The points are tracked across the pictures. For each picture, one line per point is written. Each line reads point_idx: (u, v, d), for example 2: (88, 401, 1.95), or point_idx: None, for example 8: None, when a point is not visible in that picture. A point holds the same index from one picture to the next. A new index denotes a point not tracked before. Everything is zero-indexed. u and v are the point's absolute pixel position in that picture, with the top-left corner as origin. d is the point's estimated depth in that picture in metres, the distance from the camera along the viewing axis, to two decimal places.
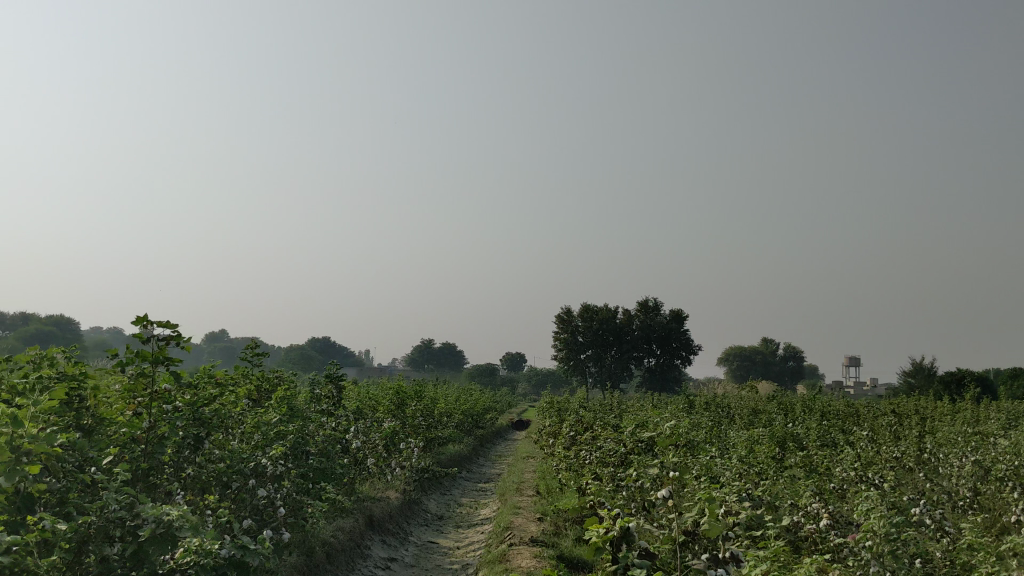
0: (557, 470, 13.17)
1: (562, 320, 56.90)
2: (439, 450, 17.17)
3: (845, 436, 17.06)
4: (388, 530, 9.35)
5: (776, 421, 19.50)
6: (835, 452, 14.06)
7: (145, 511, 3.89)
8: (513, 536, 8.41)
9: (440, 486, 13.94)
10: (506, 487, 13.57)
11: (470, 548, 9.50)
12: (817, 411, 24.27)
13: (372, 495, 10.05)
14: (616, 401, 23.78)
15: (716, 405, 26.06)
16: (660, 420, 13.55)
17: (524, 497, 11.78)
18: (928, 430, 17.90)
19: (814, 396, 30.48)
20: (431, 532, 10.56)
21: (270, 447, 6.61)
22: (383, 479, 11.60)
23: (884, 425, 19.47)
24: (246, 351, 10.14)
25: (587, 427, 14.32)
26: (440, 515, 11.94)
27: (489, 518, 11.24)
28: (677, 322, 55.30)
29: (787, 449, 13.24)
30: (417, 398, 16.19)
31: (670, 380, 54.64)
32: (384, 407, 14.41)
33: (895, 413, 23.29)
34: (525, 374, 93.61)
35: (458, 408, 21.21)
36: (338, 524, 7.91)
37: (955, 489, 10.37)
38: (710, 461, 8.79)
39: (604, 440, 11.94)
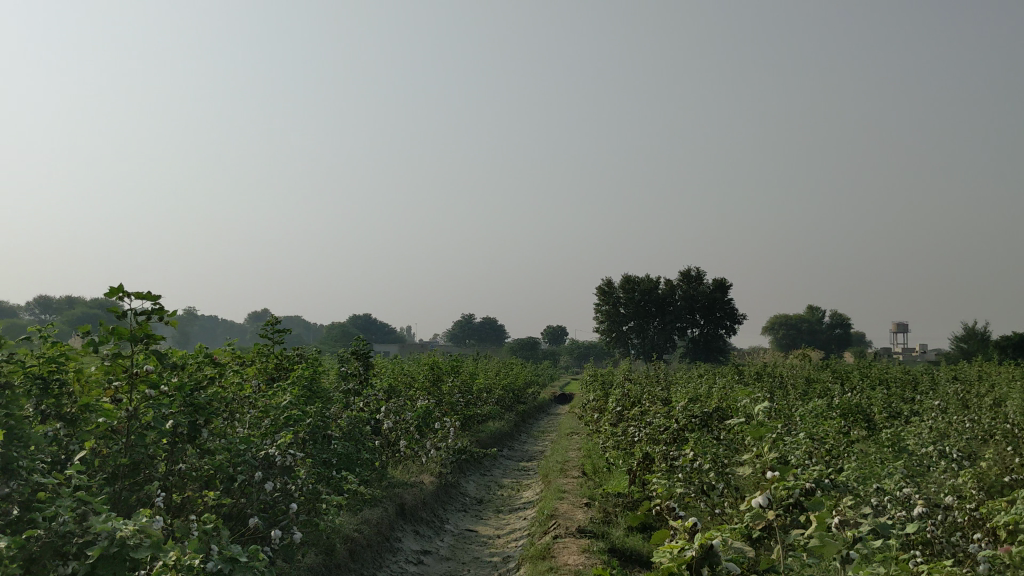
0: (603, 449, 12.35)
1: (603, 292, 55.90)
2: (480, 429, 16.43)
3: (910, 406, 16.05)
4: (421, 519, 8.59)
5: (834, 392, 18.50)
6: (902, 425, 13.07)
7: (92, 526, 3.07)
8: (558, 525, 7.56)
9: (480, 466, 13.19)
10: (550, 467, 12.78)
11: (511, 536, 8.71)
12: (875, 379, 23.16)
13: (405, 481, 9.29)
14: (663, 372, 22.88)
15: (768, 375, 25.12)
16: (713, 394, 12.66)
17: (569, 478, 10.96)
18: (999, 397, 16.81)
19: (868, 364, 29.32)
20: (469, 518, 9.77)
21: (279, 433, 5.84)
22: (418, 462, 10.86)
23: (950, 392, 18.38)
24: (267, 327, 9.51)
25: (635, 402, 13.47)
26: (479, 498, 11.18)
27: (532, 502, 10.45)
28: (721, 290, 54.04)
29: (852, 422, 12.30)
30: (454, 374, 15.43)
31: (716, 350, 53.48)
32: (420, 384, 13.68)
33: (957, 380, 22.11)
34: (567, 347, 92.79)
35: (498, 384, 20.46)
36: (363, 515, 7.15)
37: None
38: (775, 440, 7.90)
39: (654, 416, 11.08)
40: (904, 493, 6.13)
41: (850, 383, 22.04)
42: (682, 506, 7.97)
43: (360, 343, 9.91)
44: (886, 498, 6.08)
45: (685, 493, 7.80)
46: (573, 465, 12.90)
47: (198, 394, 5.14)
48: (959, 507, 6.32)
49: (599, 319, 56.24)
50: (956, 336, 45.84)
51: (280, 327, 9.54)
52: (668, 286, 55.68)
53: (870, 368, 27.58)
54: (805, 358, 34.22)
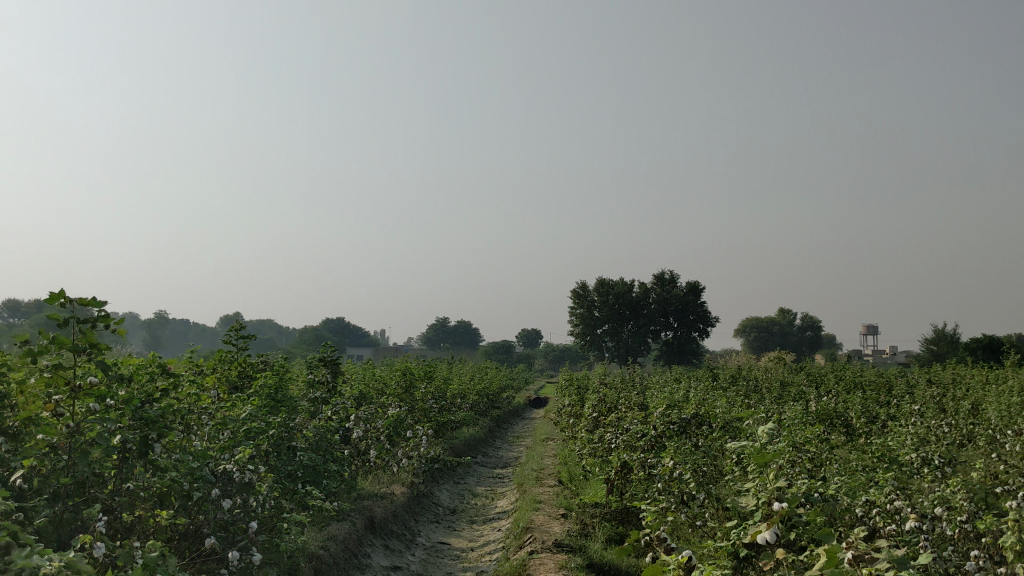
0: (579, 456, 12.08)
1: (576, 295, 55.72)
2: (453, 435, 16.12)
3: (887, 410, 15.94)
4: (391, 532, 8.25)
5: (810, 396, 18.38)
6: (880, 430, 12.93)
7: (13, 559, 2.72)
8: (534, 539, 7.25)
9: (453, 474, 12.87)
10: (524, 474, 12.49)
11: (484, 549, 8.40)
12: (849, 382, 23.10)
13: (374, 492, 8.95)
14: (638, 376, 22.69)
15: (743, 378, 25.05)
16: (690, 399, 12.44)
17: (545, 487, 10.68)
18: (974, 401, 16.76)
19: (841, 368, 29.33)
20: (442, 530, 9.47)
21: (236, 447, 5.52)
22: (389, 472, 10.52)
23: (924, 395, 18.31)
24: (230, 333, 9.17)
25: (611, 408, 13.23)
26: (452, 509, 10.86)
27: (506, 512, 10.14)
28: (695, 294, 54.05)
29: (830, 428, 12.13)
30: (426, 379, 15.13)
31: (689, 353, 53.49)
32: (391, 391, 13.35)
33: (930, 383, 22.10)
34: (541, 351, 92.62)
35: (472, 389, 20.16)
36: (329, 532, 6.81)
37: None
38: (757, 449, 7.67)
39: (631, 423, 10.83)
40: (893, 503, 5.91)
41: (825, 387, 21.98)
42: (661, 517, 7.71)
43: (329, 350, 9.56)
44: (874, 512, 5.86)
45: (665, 504, 7.55)
46: (548, 473, 12.62)
47: (147, 409, 4.80)
48: (948, 518, 6.11)
49: (574, 322, 56.08)
50: (926, 339, 46.14)
51: (245, 333, 9.21)
52: (641, 290, 55.62)
53: (843, 371, 27.57)
54: (778, 361, 34.23)
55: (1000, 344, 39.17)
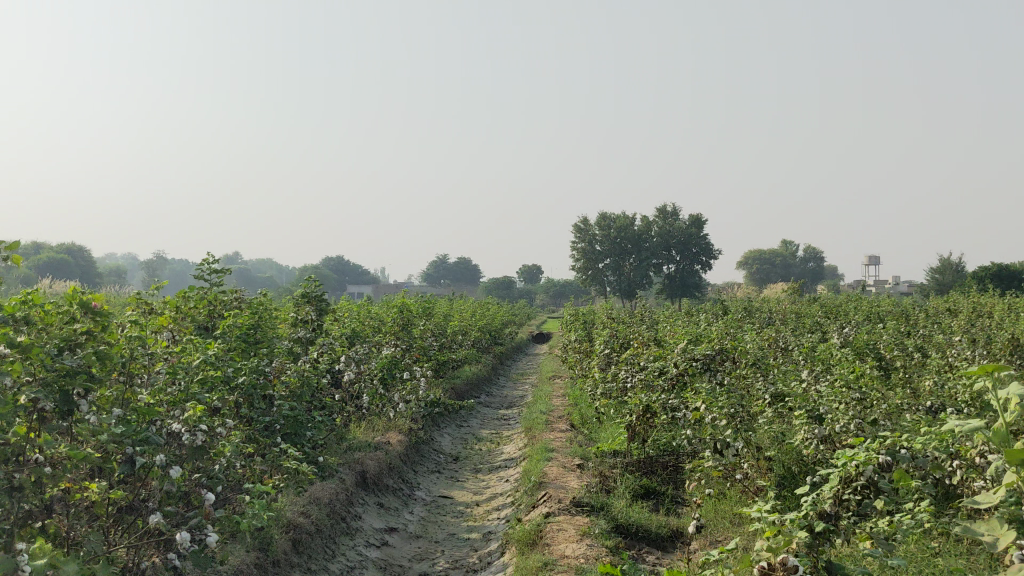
0: (592, 397, 11.14)
1: (578, 229, 54.53)
2: (455, 375, 15.20)
3: (914, 340, 15.03)
4: (385, 487, 7.32)
5: (830, 328, 17.46)
6: (913, 364, 11.98)
7: None
8: (549, 497, 6.29)
9: (455, 417, 11.96)
10: (533, 415, 11.56)
11: (492, 504, 7.48)
12: (865, 312, 22.17)
13: (366, 443, 7.99)
14: (646, 308, 21.69)
15: (754, 311, 24.12)
16: (710, 334, 11.47)
17: (556, 431, 9.78)
18: (1005, 329, 15.85)
19: (852, 298, 28.37)
20: (444, 482, 8.54)
21: (188, 402, 4.60)
22: (384, 417, 9.56)
23: (950, 325, 17.40)
24: (203, 267, 8.16)
25: (625, 344, 12.29)
26: (455, 456, 9.95)
27: (514, 459, 9.22)
28: (699, 226, 52.92)
29: (863, 361, 11.19)
30: (424, 316, 14.14)
31: (692, 286, 52.72)
32: (387, 329, 12.38)
33: (951, 313, 21.09)
34: (542, 286, 91.78)
35: (473, 325, 19.22)
36: (310, 494, 5.83)
37: None
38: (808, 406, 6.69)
39: (649, 360, 9.88)
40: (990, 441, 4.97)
41: (841, 317, 21.08)
42: (695, 472, 6.76)
43: (315, 286, 8.55)
44: (959, 467, 4.88)
45: (702, 457, 6.60)
46: (558, 414, 11.70)
47: (64, 358, 3.86)
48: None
49: (575, 256, 55.03)
50: (933, 269, 45.20)
51: (219, 268, 8.20)
52: (644, 222, 54.46)
53: (854, 302, 26.53)
54: (787, 290, 33.28)
55: (1013, 273, 38.11)
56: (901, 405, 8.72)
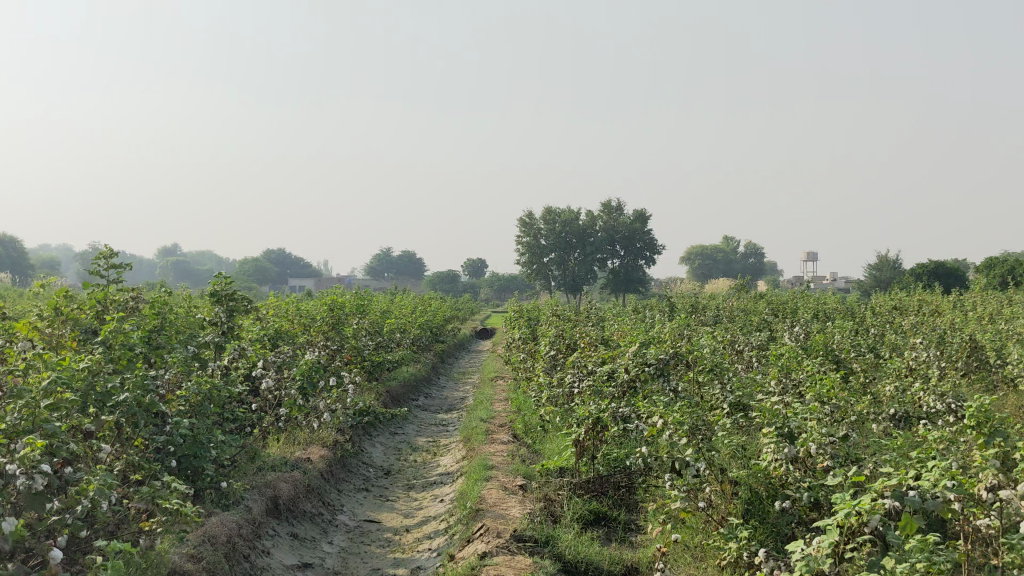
0: (536, 404, 10.35)
1: (522, 222, 53.73)
2: (390, 377, 14.31)
3: (866, 339, 14.54)
4: (301, 514, 6.46)
5: (779, 327, 16.95)
6: (869, 367, 11.43)
7: None
8: (486, 530, 5.50)
9: (389, 424, 11.09)
10: (472, 423, 10.73)
11: (423, 530, 6.65)
12: (812, 310, 21.79)
13: (282, 461, 7.10)
14: (593, 304, 20.98)
15: (699, 307, 23.59)
16: (663, 335, 10.75)
17: (497, 442, 8.97)
18: (957, 329, 15.50)
19: (797, 294, 28.06)
20: (371, 501, 7.69)
21: (33, 435, 3.70)
22: (307, 428, 8.66)
23: (899, 325, 17.02)
24: (98, 262, 7.14)
25: (571, 345, 11.52)
26: (386, 470, 9.09)
27: (450, 474, 8.40)
28: (643, 222, 52.64)
29: (820, 364, 10.58)
30: (358, 314, 13.19)
31: (635, 281, 52.43)
32: (315, 328, 11.44)
33: (897, 311, 20.77)
34: (486, 279, 90.99)
35: (413, 322, 18.30)
36: (205, 531, 4.94)
37: None
38: (778, 423, 5.97)
39: (597, 365, 9.13)
40: (1001, 472, 4.27)
41: (788, 314, 20.64)
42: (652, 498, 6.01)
43: (226, 284, 7.55)
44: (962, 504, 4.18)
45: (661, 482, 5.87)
46: (500, 422, 10.88)
47: None
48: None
49: (519, 250, 54.24)
50: (871, 265, 45.42)
51: (117, 262, 7.20)
52: (588, 217, 53.90)
53: (800, 299, 26.13)
54: (732, 285, 32.86)
55: (952, 270, 38.27)
56: (868, 415, 8.08)
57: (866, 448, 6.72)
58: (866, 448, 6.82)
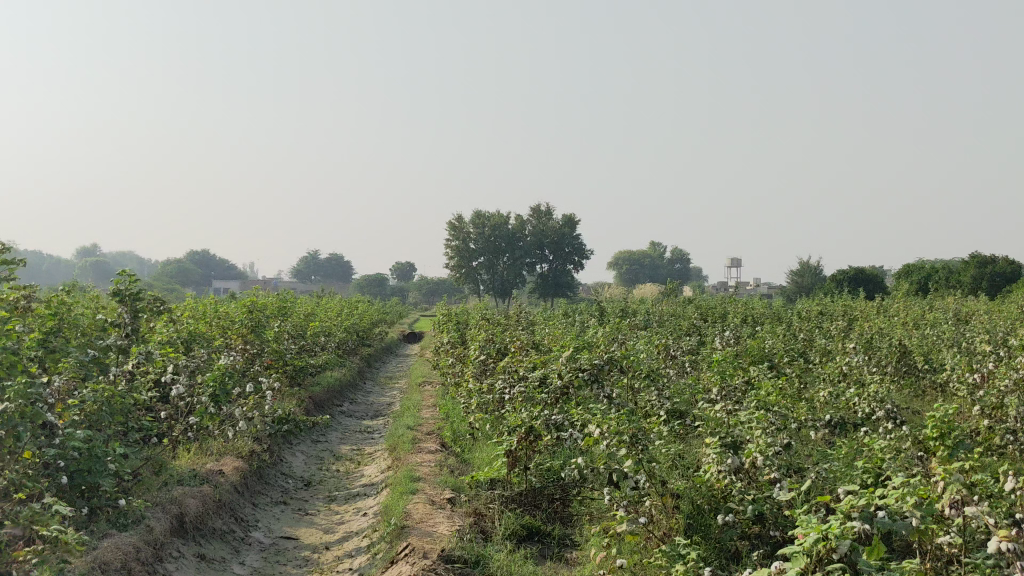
0: (466, 410, 9.94)
1: (451, 225, 53.24)
2: (314, 382, 13.74)
3: (796, 344, 14.49)
4: (210, 533, 5.94)
5: (710, 332, 16.84)
6: (801, 372, 11.30)
7: None
8: (412, 549, 5.08)
9: (310, 432, 10.56)
10: (398, 431, 10.26)
11: (343, 547, 6.19)
12: (740, 314, 21.83)
13: (191, 474, 6.56)
14: (522, 308, 20.63)
15: (629, 312, 23.45)
16: (596, 340, 10.44)
17: (424, 451, 8.53)
18: (883, 335, 15.57)
19: (725, 299, 28.18)
20: (289, 516, 7.19)
21: None
22: (221, 437, 8.09)
23: (827, 330, 17.07)
24: None
25: (503, 350, 11.15)
26: (306, 481, 8.58)
27: (374, 486, 7.93)
28: (571, 226, 52.66)
29: (755, 369, 10.39)
30: (279, 316, 12.59)
31: (564, 285, 52.43)
32: (233, 330, 10.82)
33: (823, 316, 20.92)
34: (414, 282, 90.25)
35: (337, 325, 17.70)
36: (95, 558, 4.42)
37: (981, 425, 7.74)
38: (722, 433, 5.66)
39: (529, 370, 8.75)
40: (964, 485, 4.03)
41: (718, 319, 20.61)
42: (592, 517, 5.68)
43: (131, 282, 6.95)
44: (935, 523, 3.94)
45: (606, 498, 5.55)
46: (427, 430, 10.43)
47: None
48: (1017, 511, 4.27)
49: (448, 253, 53.74)
50: (793, 271, 46.14)
51: (10, 258, 6.54)
52: (518, 221, 53.74)
53: (728, 304, 26.23)
54: (660, 290, 32.90)
55: (871, 277, 39.01)
56: (805, 422, 7.87)
57: (808, 457, 6.49)
58: (808, 457, 6.58)
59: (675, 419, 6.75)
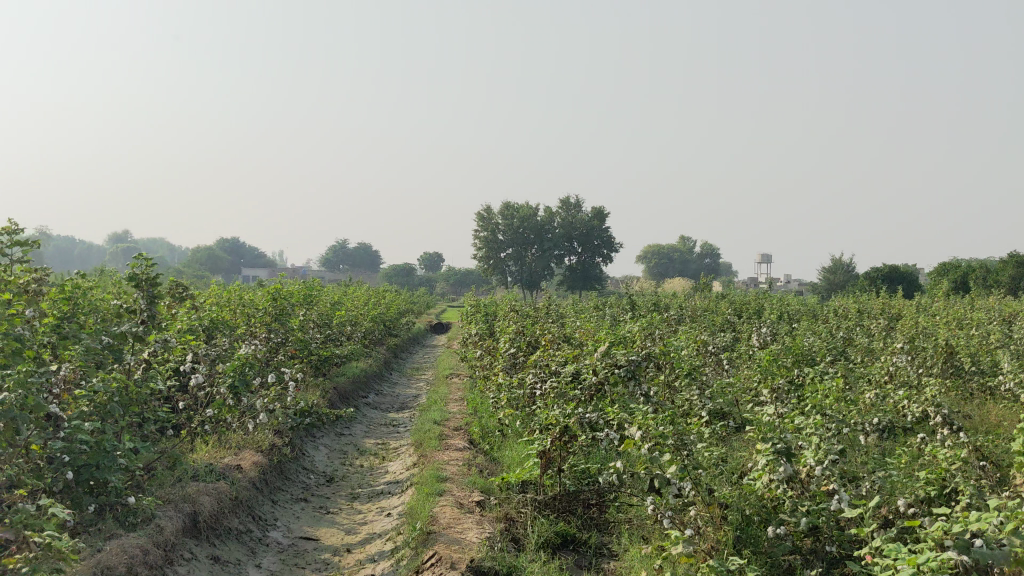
0: (495, 406, 9.57)
1: (480, 216, 52.84)
2: (339, 373, 13.43)
3: (836, 342, 13.98)
4: (225, 532, 5.63)
5: (746, 328, 16.34)
6: (845, 372, 10.81)
7: None
8: (438, 559, 4.73)
9: (334, 425, 10.24)
10: (425, 426, 9.92)
11: (366, 550, 5.85)
12: (776, 311, 21.28)
13: (207, 468, 6.25)
14: (552, 300, 20.22)
15: (661, 306, 22.97)
16: (631, 335, 10.02)
17: (452, 448, 8.17)
18: (927, 334, 15.00)
19: (758, 294, 27.59)
20: (310, 514, 6.86)
21: None
22: (240, 429, 7.78)
23: (868, 329, 16.52)
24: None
25: (533, 344, 10.76)
26: (329, 477, 8.24)
27: (399, 484, 7.59)
28: (601, 219, 52.10)
29: (798, 368, 9.93)
30: (305, 305, 12.27)
31: (592, 279, 51.99)
32: (257, 318, 10.50)
33: (862, 314, 20.32)
34: (442, 273, 90.13)
35: (364, 315, 17.38)
36: (97, 562, 4.11)
37: None
38: (771, 438, 5.24)
39: (562, 366, 8.37)
40: None
41: (752, 316, 20.08)
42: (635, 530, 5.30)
43: (148, 266, 6.57)
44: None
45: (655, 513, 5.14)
46: (454, 425, 10.08)
47: None
48: None
49: (477, 244, 53.38)
50: (824, 268, 45.34)
51: (24, 239, 6.18)
52: (547, 213, 53.28)
53: (762, 300, 25.66)
54: (692, 284, 32.33)
55: (906, 275, 38.18)
56: (855, 426, 7.42)
57: (862, 464, 6.05)
58: (861, 465, 6.15)
59: (719, 423, 6.32)
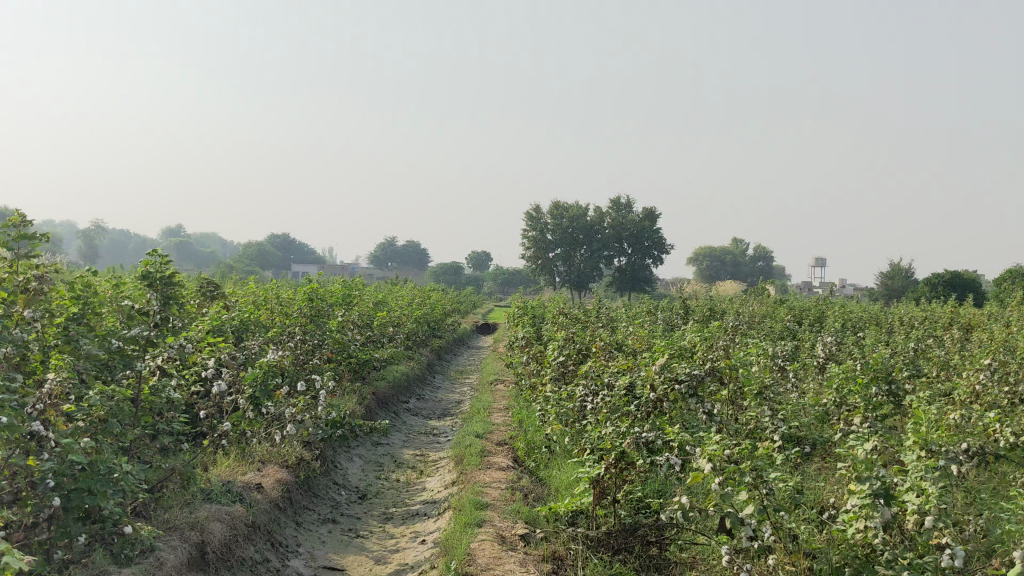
0: (542, 420, 8.88)
1: (529, 216, 52.08)
2: (379, 377, 12.84)
3: (908, 355, 13.00)
4: (238, 564, 5.03)
5: (808, 337, 15.40)
6: (922, 389, 9.90)
7: None
8: None
9: (371, 434, 9.64)
10: (466, 439, 9.26)
11: None
12: (838, 318, 20.26)
13: (223, 488, 5.65)
14: (602, 303, 19.45)
15: (716, 311, 22.06)
16: (691, 346, 9.24)
17: (493, 466, 7.49)
18: (1006, 348, 13.94)
19: (818, 300, 26.47)
20: (336, 538, 6.23)
21: None
22: (267, 441, 7.20)
23: (940, 340, 15.47)
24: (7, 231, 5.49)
25: (584, 352, 10.03)
26: (360, 495, 7.61)
27: (436, 506, 6.93)
28: (652, 220, 51.04)
29: (873, 385, 9.07)
30: (344, 305, 11.67)
31: (642, 281, 51.03)
32: (291, 319, 9.85)
33: (931, 323, 19.20)
34: (490, 273, 89.59)
35: (408, 316, 16.79)
36: None
37: None
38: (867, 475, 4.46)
39: (615, 378, 7.63)
40: None
41: (812, 323, 19.09)
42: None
43: (164, 263, 5.83)
44: None
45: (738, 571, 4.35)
46: (497, 439, 9.41)
47: None
48: None
49: (525, 244, 52.72)
50: (883, 273, 43.82)
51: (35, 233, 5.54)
52: (598, 212, 52.40)
53: (821, 306, 24.59)
54: (746, 289, 31.28)
55: (971, 282, 36.63)
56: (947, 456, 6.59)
57: (964, 505, 5.25)
58: (962, 506, 5.34)
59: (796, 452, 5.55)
